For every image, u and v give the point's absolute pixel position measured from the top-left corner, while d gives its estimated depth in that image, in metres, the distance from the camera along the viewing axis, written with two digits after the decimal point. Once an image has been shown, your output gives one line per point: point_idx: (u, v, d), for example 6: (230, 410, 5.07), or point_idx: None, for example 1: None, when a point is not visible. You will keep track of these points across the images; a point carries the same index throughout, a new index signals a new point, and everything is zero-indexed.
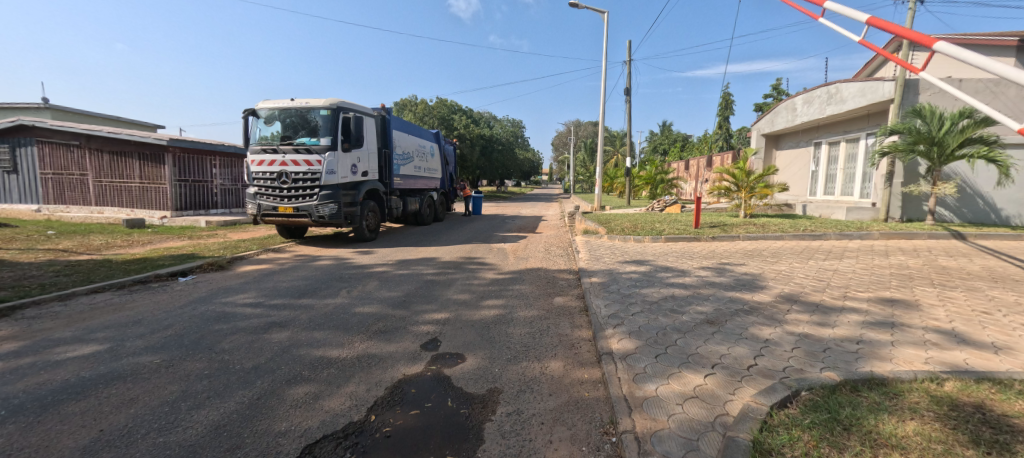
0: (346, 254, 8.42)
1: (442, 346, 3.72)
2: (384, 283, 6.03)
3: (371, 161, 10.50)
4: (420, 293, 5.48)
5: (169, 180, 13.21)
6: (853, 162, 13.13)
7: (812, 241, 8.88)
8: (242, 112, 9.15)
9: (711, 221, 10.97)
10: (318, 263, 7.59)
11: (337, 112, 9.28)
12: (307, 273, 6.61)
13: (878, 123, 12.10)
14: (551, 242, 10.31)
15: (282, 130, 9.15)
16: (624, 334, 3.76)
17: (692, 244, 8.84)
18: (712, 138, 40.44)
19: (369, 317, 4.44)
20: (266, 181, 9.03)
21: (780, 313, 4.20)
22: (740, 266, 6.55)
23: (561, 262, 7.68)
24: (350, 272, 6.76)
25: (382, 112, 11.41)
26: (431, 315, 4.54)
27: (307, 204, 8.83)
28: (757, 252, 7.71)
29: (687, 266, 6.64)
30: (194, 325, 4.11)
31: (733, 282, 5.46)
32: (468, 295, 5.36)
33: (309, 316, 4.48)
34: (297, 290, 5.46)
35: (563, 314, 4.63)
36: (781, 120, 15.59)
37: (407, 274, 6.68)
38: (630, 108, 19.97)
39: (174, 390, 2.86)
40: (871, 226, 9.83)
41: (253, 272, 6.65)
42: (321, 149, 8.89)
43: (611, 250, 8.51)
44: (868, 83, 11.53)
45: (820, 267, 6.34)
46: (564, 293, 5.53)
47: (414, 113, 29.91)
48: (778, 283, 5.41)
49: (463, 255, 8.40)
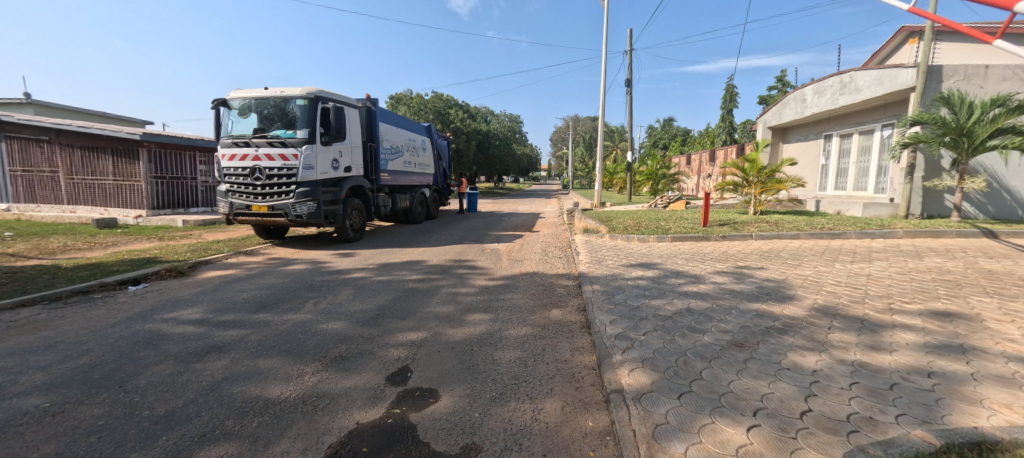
0: (325, 257, 7.71)
1: (412, 379, 3.02)
2: (358, 292, 5.32)
3: (354, 155, 9.76)
4: (397, 306, 4.77)
5: (144, 176, 12.45)
6: (867, 155, 12.44)
7: (832, 240, 8.18)
8: (212, 103, 8.42)
9: (720, 219, 10.26)
10: (291, 267, 6.87)
11: (316, 102, 8.53)
12: (276, 280, 5.91)
13: (896, 113, 11.40)
14: (549, 242, 9.59)
15: (256, 122, 8.42)
16: (636, 363, 3.06)
17: (702, 244, 8.14)
18: (714, 132, 39.65)
19: (331, 338, 3.73)
20: (239, 177, 8.30)
21: (821, 333, 3.51)
22: (760, 271, 5.86)
23: (559, 266, 6.98)
24: (323, 279, 6.05)
25: (367, 102, 10.66)
26: (405, 334, 3.84)
27: (283, 202, 8.11)
28: (775, 253, 7.01)
29: (700, 270, 5.93)
30: (115, 353, 3.40)
31: (755, 291, 4.77)
32: (452, 308, 4.66)
33: (260, 336, 3.78)
34: (256, 303, 4.75)
35: (561, 332, 3.93)
36: (789, 112, 14.90)
37: (387, 281, 5.97)
38: (630, 101, 19.26)
39: (46, 453, 2.16)
40: (893, 224, 9.15)
41: (214, 280, 5.94)
42: (297, 143, 8.16)
43: (614, 251, 7.81)
44: (887, 71, 10.88)
45: (850, 271, 5.64)
46: (562, 304, 4.83)
47: (408, 107, 29.12)
48: (808, 292, 4.73)
49: (453, 258, 7.69)
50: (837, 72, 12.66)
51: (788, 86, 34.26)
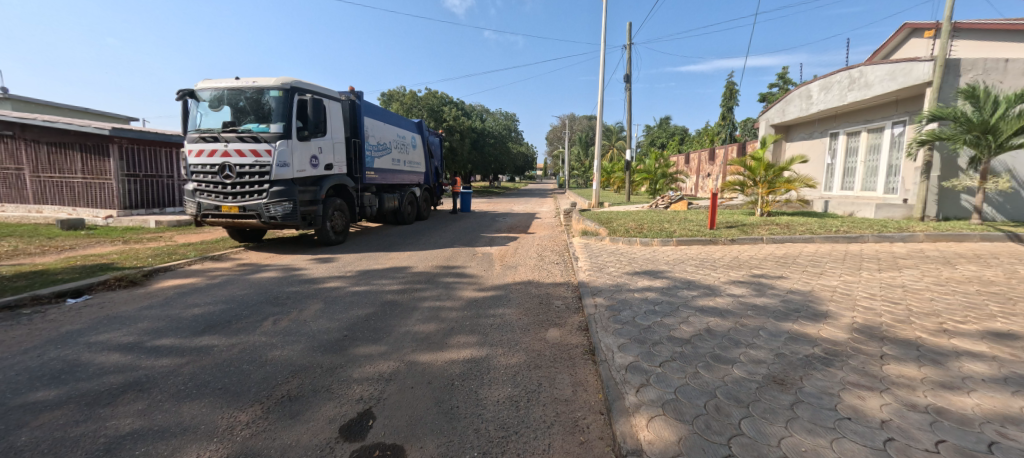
0: (300, 264, 7.04)
1: (373, 430, 2.39)
2: (327, 306, 4.66)
3: (336, 151, 9.07)
4: (369, 324, 4.11)
5: (114, 175, 11.70)
6: (876, 154, 11.94)
7: (849, 244, 7.61)
8: (177, 94, 7.71)
9: (726, 221, 9.68)
10: (260, 276, 6.20)
11: (292, 93, 7.86)
12: (237, 292, 5.23)
13: (908, 110, 10.88)
14: (545, 245, 8.99)
15: (227, 115, 7.72)
16: (655, 408, 2.43)
17: (709, 248, 7.54)
18: (713, 131, 39.16)
19: (282, 369, 3.09)
20: (207, 175, 7.61)
21: (873, 365, 2.91)
22: (780, 281, 5.26)
23: (557, 273, 6.36)
24: (292, 289, 5.38)
25: (351, 95, 9.96)
26: (374, 364, 3.20)
27: (255, 203, 7.43)
28: (792, 260, 6.42)
29: (714, 280, 5.33)
30: (6, 393, 2.73)
31: (782, 307, 4.16)
32: (433, 328, 4.01)
33: (197, 367, 3.14)
34: (205, 323, 4.06)
35: (560, 361, 3.32)
36: (794, 109, 14.39)
37: (364, 292, 5.31)
38: (629, 98, 18.67)
39: None
40: (911, 226, 8.60)
41: (168, 292, 5.27)
42: (270, 137, 7.47)
43: (616, 256, 7.19)
44: (899, 65, 10.36)
45: (882, 281, 5.04)
46: (561, 322, 4.20)
47: (401, 104, 28.35)
48: (842, 308, 4.12)
49: (440, 264, 7.04)
50: (845, 67, 12.16)
51: (789, 84, 33.76)
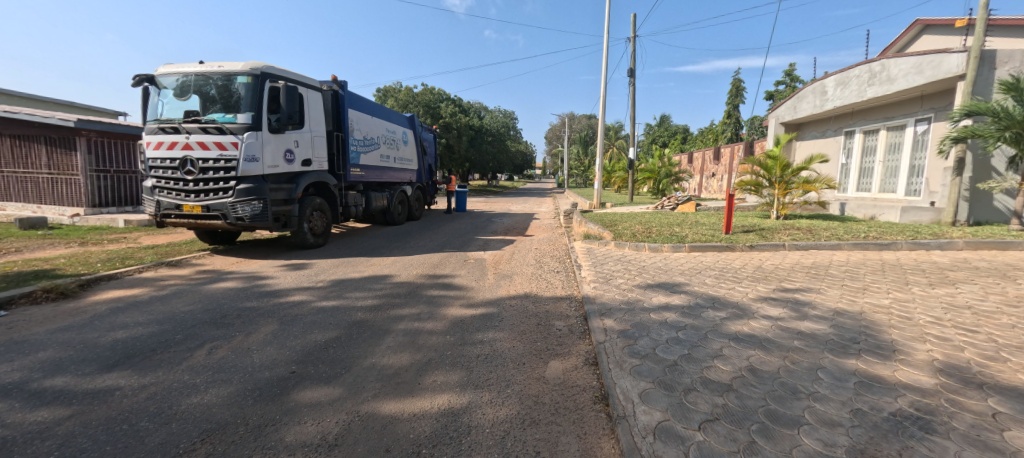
0: (268, 271, 6.25)
1: None
2: (282, 327, 3.88)
3: (316, 145, 8.26)
4: (328, 354, 3.33)
5: (81, 170, 10.88)
6: (896, 153, 11.20)
7: (882, 252, 6.86)
8: (134, 79, 6.90)
9: (742, 224, 8.92)
10: (217, 286, 5.39)
11: (263, 80, 7.06)
12: (181, 307, 4.43)
13: (934, 106, 10.15)
14: (545, 250, 8.21)
15: (190, 103, 6.91)
16: None
17: (727, 256, 6.78)
18: (719, 130, 38.42)
19: (191, 429, 2.31)
20: (167, 170, 6.81)
21: (989, 431, 2.14)
22: (820, 296, 4.47)
23: (558, 284, 5.60)
24: (248, 303, 4.59)
25: (334, 85, 9.14)
26: (318, 420, 2.42)
27: (220, 202, 6.65)
28: (825, 271, 5.65)
29: (741, 296, 4.55)
30: None
31: (836, 335, 3.39)
32: (405, 362, 3.24)
33: (79, 424, 2.35)
34: (121, 353, 3.26)
35: (564, 414, 2.53)
36: (806, 106, 13.66)
37: (332, 308, 4.52)
38: (632, 94, 17.90)
39: None
40: (947, 231, 7.86)
41: (101, 307, 4.47)
42: (237, 129, 6.67)
43: (623, 264, 6.43)
44: (927, 57, 9.63)
45: (943, 301, 4.27)
46: (563, 352, 3.42)
47: (396, 100, 27.56)
48: (910, 339, 3.34)
49: (425, 272, 6.24)
50: (864, 61, 11.41)
51: (796, 82, 33.04)
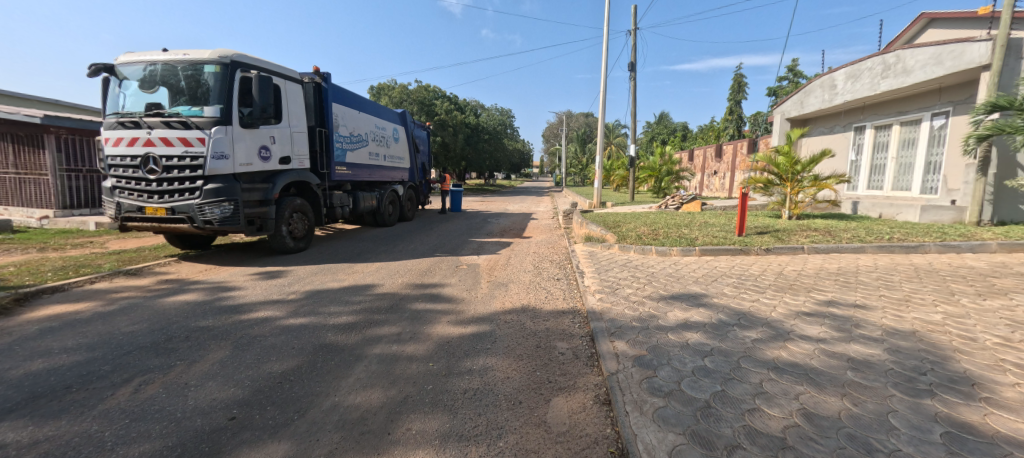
0: (238, 281, 5.63)
1: None
2: (235, 353, 3.28)
3: (295, 142, 7.63)
4: (283, 391, 2.73)
5: (50, 169, 10.22)
6: (910, 149, 10.66)
7: (909, 255, 6.31)
8: (91, 69, 6.27)
9: (754, 225, 8.34)
10: (174, 299, 4.76)
11: (233, 69, 6.43)
12: (123, 327, 3.80)
13: (953, 100, 9.62)
14: (544, 254, 7.61)
15: (154, 95, 6.28)
16: None
17: (742, 261, 6.21)
18: (720, 127, 37.90)
19: None
20: (127, 169, 6.18)
21: None
22: (860, 311, 3.89)
23: (559, 295, 5.02)
24: (203, 321, 3.98)
25: (316, 77, 8.49)
26: None
27: (186, 204, 6.02)
28: (855, 278, 5.09)
29: (769, 310, 3.97)
30: None
31: (896, 365, 2.81)
32: (375, 402, 2.64)
33: None
34: (26, 393, 2.66)
35: None
36: (815, 101, 13.08)
37: (300, 326, 3.92)
38: (632, 90, 17.30)
39: None
40: (975, 232, 7.33)
41: (30, 327, 3.86)
42: (203, 123, 6.05)
43: (630, 271, 5.85)
44: (947, 47, 9.09)
45: (1003, 317, 3.70)
46: (568, 387, 2.83)
47: (389, 98, 26.92)
48: (986, 368, 2.76)
49: (412, 281, 5.64)
50: (877, 52, 10.85)
51: (800, 78, 32.50)
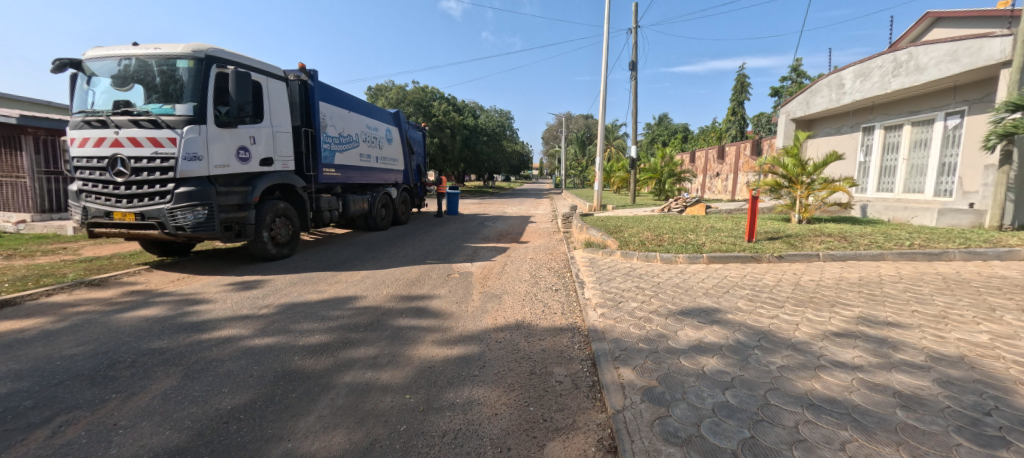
0: (209, 292, 5.21)
1: None
2: (183, 383, 2.84)
3: (278, 142, 7.21)
4: (227, 435, 2.29)
5: (28, 171, 9.80)
6: (922, 150, 10.26)
7: (932, 263, 5.89)
8: (55, 64, 5.85)
9: (763, 230, 7.92)
10: (134, 314, 4.33)
11: (208, 65, 6.02)
12: (65, 350, 3.36)
13: (968, 99, 9.21)
14: (542, 261, 7.18)
15: (123, 92, 5.87)
16: None
17: (753, 269, 5.79)
18: (721, 129, 37.55)
19: None
20: (94, 171, 5.75)
21: None
22: (894, 331, 3.46)
23: (557, 308, 4.59)
24: (158, 342, 3.54)
25: (302, 75, 8.08)
26: None
27: (156, 208, 5.59)
28: (879, 290, 4.66)
29: (793, 329, 3.54)
30: None
31: (952, 401, 2.39)
32: (334, 449, 2.20)
33: None
34: None
35: None
36: (821, 100, 12.67)
37: (266, 347, 3.49)
38: (633, 90, 16.89)
39: None
40: (998, 237, 6.92)
41: None
42: (175, 122, 5.64)
43: (633, 280, 5.43)
44: (962, 44, 8.68)
45: None
46: (566, 428, 2.39)
47: (386, 99, 26.53)
48: None
49: (398, 292, 5.21)
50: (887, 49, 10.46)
51: (802, 78, 32.15)
